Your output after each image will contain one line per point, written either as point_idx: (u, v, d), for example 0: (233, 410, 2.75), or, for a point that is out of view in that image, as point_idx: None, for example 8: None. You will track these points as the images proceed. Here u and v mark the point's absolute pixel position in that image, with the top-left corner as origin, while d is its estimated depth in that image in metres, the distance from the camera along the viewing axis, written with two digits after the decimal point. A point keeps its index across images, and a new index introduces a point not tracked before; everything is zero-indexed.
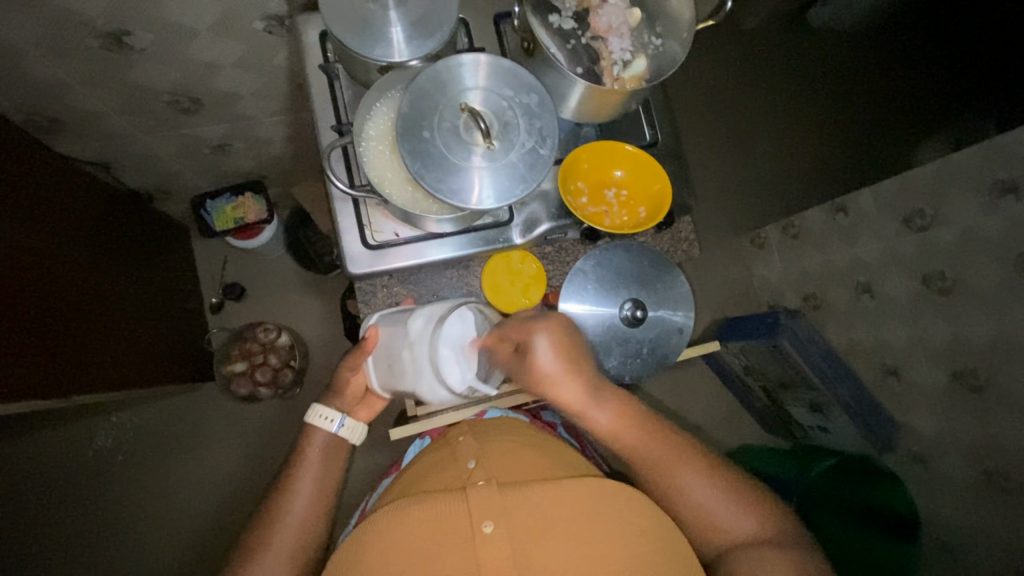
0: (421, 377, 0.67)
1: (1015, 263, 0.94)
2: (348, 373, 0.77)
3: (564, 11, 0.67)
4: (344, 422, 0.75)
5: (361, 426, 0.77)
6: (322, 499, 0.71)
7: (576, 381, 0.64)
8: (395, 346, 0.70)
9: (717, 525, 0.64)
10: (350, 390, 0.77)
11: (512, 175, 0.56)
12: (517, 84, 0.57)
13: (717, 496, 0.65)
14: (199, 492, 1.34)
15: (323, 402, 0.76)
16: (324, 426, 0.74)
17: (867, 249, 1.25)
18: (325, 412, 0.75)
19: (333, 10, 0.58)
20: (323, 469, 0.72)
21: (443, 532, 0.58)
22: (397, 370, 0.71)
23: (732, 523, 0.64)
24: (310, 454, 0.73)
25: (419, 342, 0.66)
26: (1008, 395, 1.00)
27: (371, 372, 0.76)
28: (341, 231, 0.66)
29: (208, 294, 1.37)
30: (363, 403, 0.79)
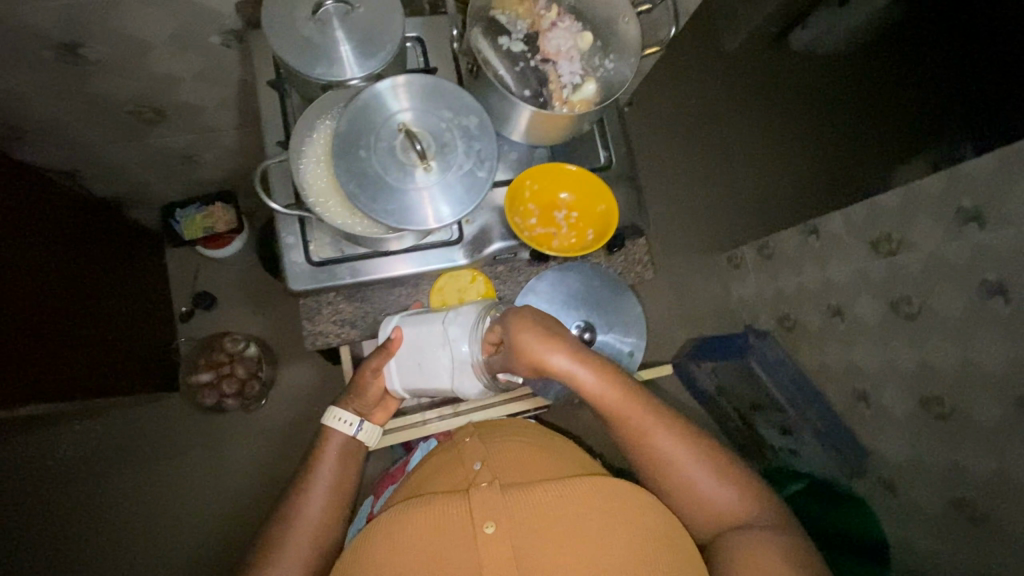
0: (459, 375, 0.68)
1: (979, 289, 0.95)
2: (369, 375, 0.75)
3: (515, 33, 0.68)
4: (363, 425, 0.77)
5: (377, 428, 0.79)
6: (338, 495, 0.73)
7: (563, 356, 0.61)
8: (425, 347, 0.69)
9: (703, 505, 0.66)
10: (371, 394, 0.78)
11: (449, 198, 0.56)
12: (456, 106, 0.58)
13: (700, 467, 0.66)
14: (163, 504, 1.32)
15: (342, 404, 0.77)
16: (343, 430, 0.76)
17: (839, 271, 1.26)
18: (342, 415, 0.76)
19: (275, 26, 0.58)
20: (341, 466, 0.75)
21: (444, 529, 0.58)
22: (427, 370, 0.70)
23: (716, 499, 0.66)
24: (327, 453, 0.75)
25: (457, 342, 0.67)
26: (972, 422, 1.01)
27: (392, 374, 0.74)
28: (285, 249, 0.66)
29: (179, 303, 1.36)
30: (380, 406, 0.80)
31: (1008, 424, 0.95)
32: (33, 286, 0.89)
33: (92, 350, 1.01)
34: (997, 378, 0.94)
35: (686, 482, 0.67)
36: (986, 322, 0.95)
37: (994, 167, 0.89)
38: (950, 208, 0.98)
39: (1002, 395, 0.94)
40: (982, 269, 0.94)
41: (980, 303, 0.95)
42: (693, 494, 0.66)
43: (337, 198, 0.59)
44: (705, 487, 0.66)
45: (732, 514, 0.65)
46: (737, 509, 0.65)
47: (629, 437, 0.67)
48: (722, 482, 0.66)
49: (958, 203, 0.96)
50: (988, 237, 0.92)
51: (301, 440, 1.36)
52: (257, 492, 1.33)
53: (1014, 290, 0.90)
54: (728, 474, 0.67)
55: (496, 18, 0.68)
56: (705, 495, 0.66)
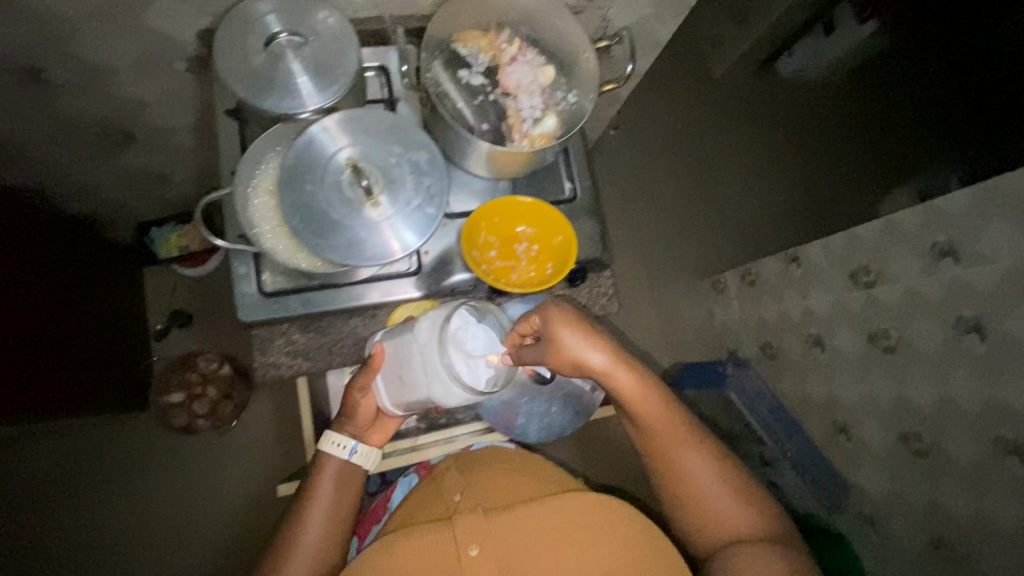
0: (430, 377, 0.64)
1: (955, 326, 0.93)
2: (358, 395, 0.75)
3: (475, 66, 0.67)
4: (357, 448, 0.76)
5: (375, 450, 0.79)
6: (337, 520, 0.74)
7: (599, 359, 0.67)
8: (405, 356, 0.69)
9: (714, 518, 0.73)
10: (360, 416, 0.77)
11: (396, 235, 0.56)
12: (407, 141, 0.57)
13: (712, 480, 0.74)
14: (129, 525, 1.29)
15: (338, 428, 0.77)
16: (338, 453, 0.75)
17: (819, 301, 1.24)
18: (338, 440, 0.76)
19: (227, 58, 0.57)
20: (339, 492, 0.75)
21: (434, 555, 0.68)
22: (410, 382, 0.69)
23: (726, 510, 0.73)
24: (324, 478, 0.75)
25: (425, 343, 0.65)
26: (950, 461, 0.99)
27: (382, 393, 0.74)
28: (236, 279, 0.64)
29: (153, 320, 1.34)
30: (376, 427, 0.80)
31: (985, 465, 0.93)
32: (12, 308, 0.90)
33: (61, 370, 1.00)
34: (975, 417, 0.93)
35: (699, 492, 0.74)
36: (963, 360, 0.93)
37: (969, 205, 0.89)
38: (927, 243, 0.97)
39: (979, 434, 0.93)
40: (958, 306, 0.92)
41: (956, 340, 0.94)
42: (704, 506, 0.73)
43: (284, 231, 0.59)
44: (715, 498, 0.73)
45: (741, 528, 0.72)
46: (746, 520, 0.72)
47: (657, 446, 0.75)
48: (734, 495, 0.73)
49: (934, 239, 0.95)
50: (965, 273, 0.90)
51: (273, 462, 1.34)
52: (226, 513, 1.31)
53: (990, 329, 0.88)
54: (739, 488, 0.74)
55: (457, 51, 0.68)
56: (716, 506, 0.73)
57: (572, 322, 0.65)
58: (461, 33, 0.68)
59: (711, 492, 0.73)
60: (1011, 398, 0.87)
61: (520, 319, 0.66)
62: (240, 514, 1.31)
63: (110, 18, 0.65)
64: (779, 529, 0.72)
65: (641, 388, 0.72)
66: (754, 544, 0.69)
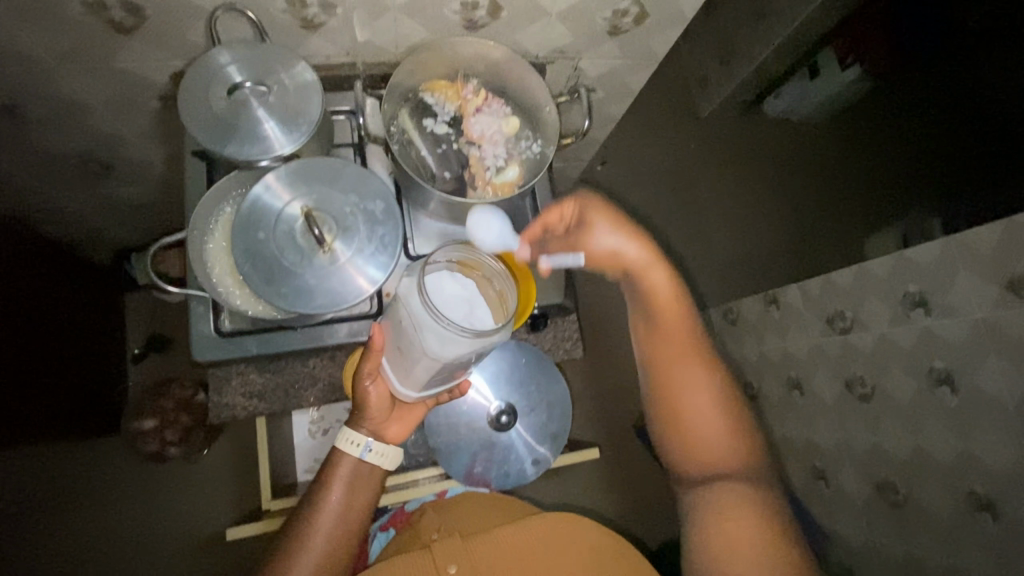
0: (418, 336, 0.54)
1: (928, 378, 0.93)
2: (366, 383, 0.64)
3: (440, 115, 0.69)
4: (372, 447, 0.67)
5: (393, 449, 0.69)
6: (346, 528, 0.67)
7: (633, 253, 0.85)
8: (396, 326, 0.58)
9: (704, 456, 0.83)
10: (374, 404, 0.66)
11: (346, 282, 0.56)
12: (362, 191, 0.58)
13: (716, 412, 0.82)
14: (91, 556, 1.26)
15: (353, 425, 0.67)
16: (351, 453, 0.66)
17: (797, 344, 1.22)
18: (354, 437, 0.67)
19: (190, 105, 0.58)
20: (350, 494, 0.67)
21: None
22: (408, 354, 0.58)
23: (722, 447, 0.82)
24: (336, 482, 0.66)
25: (407, 300, 0.54)
26: (926, 515, 0.97)
27: (392, 377, 0.64)
28: (193, 318, 0.64)
29: (130, 344, 1.31)
30: (395, 418, 0.69)
31: (960, 520, 0.92)
32: (11, 337, 0.92)
33: (48, 397, 1.01)
34: (950, 469, 0.92)
35: (707, 427, 0.83)
36: (936, 412, 0.93)
37: (937, 257, 0.88)
38: (899, 293, 0.96)
39: (954, 488, 0.92)
40: (930, 357, 0.92)
41: (928, 393, 0.93)
42: (698, 442, 0.83)
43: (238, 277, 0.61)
44: (711, 435, 0.82)
45: (727, 466, 0.81)
46: (735, 462, 0.82)
47: (672, 361, 0.86)
48: (732, 437, 0.82)
49: (906, 288, 0.95)
50: (936, 325, 0.90)
51: (242, 491, 1.32)
52: (194, 544, 1.29)
53: (961, 382, 0.88)
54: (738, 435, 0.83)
55: (424, 100, 0.69)
56: (715, 440, 0.82)
57: (613, 223, 0.84)
58: (429, 83, 0.70)
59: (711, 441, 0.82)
60: (984, 454, 0.86)
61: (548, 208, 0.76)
62: (207, 544, 1.29)
63: (85, 59, 0.66)
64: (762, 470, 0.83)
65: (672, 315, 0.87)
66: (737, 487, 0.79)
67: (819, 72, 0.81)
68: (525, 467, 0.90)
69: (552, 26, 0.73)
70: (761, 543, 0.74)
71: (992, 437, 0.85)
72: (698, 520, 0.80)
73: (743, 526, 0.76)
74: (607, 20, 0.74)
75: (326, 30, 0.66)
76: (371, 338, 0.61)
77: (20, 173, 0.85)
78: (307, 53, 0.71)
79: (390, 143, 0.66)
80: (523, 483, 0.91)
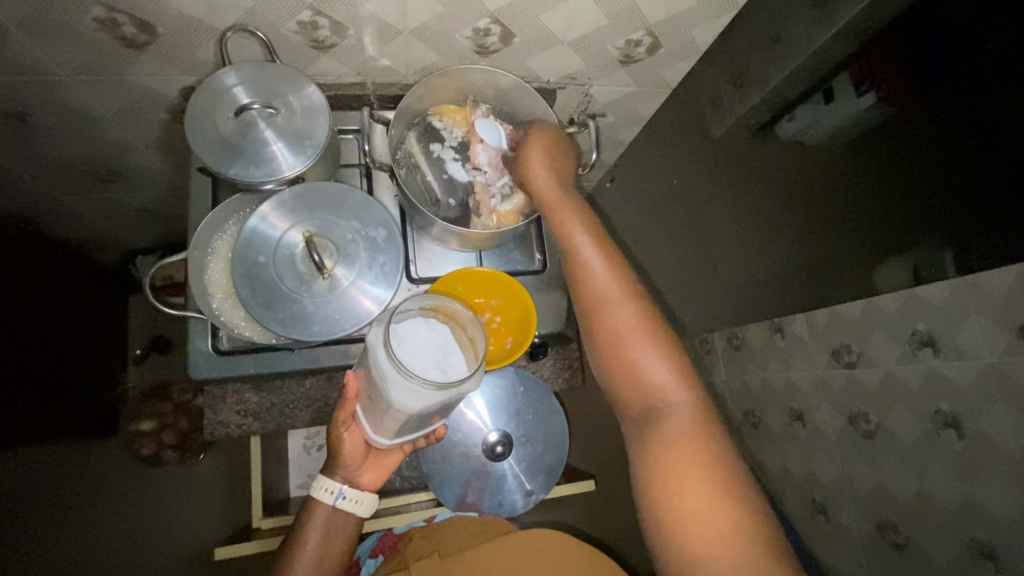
0: (386, 387, 0.53)
1: (933, 420, 0.91)
2: (340, 432, 0.64)
3: (448, 140, 0.69)
4: (347, 493, 0.66)
5: (369, 496, 0.68)
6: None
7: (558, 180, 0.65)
8: (366, 374, 0.58)
9: (645, 389, 0.59)
10: (349, 454, 0.66)
11: (344, 310, 0.56)
12: (365, 217, 0.58)
13: (640, 332, 0.59)
14: (83, 559, 1.25)
15: (328, 472, 0.67)
16: (324, 500, 0.65)
17: (800, 375, 1.20)
18: (327, 484, 0.66)
19: (196, 124, 0.58)
20: (325, 542, 0.65)
21: None
22: (379, 401, 0.58)
23: (659, 382, 0.58)
24: (313, 528, 0.65)
25: (373, 348, 0.53)
26: (928, 560, 0.95)
27: (365, 424, 0.64)
28: (190, 335, 0.64)
29: (132, 345, 1.31)
30: (368, 465, 0.68)
31: (961, 567, 0.90)
32: (10, 339, 0.92)
33: (43, 400, 1.01)
34: (953, 515, 0.90)
35: (639, 367, 0.59)
36: (941, 456, 0.91)
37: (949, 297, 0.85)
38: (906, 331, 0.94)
39: (957, 534, 0.90)
40: (937, 399, 0.90)
41: (933, 434, 0.91)
42: (633, 377, 0.59)
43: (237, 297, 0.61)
44: (650, 367, 0.59)
45: (673, 405, 0.57)
46: (682, 396, 0.58)
47: (579, 273, 0.63)
48: (675, 368, 0.59)
49: (914, 326, 0.92)
50: (944, 367, 0.88)
51: (234, 498, 1.31)
52: (186, 550, 1.28)
53: (968, 427, 0.86)
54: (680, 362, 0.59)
55: (432, 124, 0.69)
56: (651, 379, 0.58)
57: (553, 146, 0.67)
58: (438, 108, 0.70)
59: (652, 371, 0.58)
60: (989, 502, 0.85)
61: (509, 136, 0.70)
62: (200, 550, 1.29)
63: (97, 72, 0.66)
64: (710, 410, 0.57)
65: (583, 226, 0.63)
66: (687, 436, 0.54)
67: (834, 99, 0.70)
68: (517, 499, 0.89)
69: (563, 54, 0.73)
70: (721, 502, 0.50)
71: (998, 485, 0.83)
72: (648, 493, 0.54)
73: (699, 495, 0.51)
74: (619, 49, 0.73)
75: (337, 50, 0.66)
76: (346, 385, 0.60)
77: (28, 177, 0.86)
78: (317, 72, 0.70)
79: (396, 168, 0.66)
80: (514, 515, 0.90)
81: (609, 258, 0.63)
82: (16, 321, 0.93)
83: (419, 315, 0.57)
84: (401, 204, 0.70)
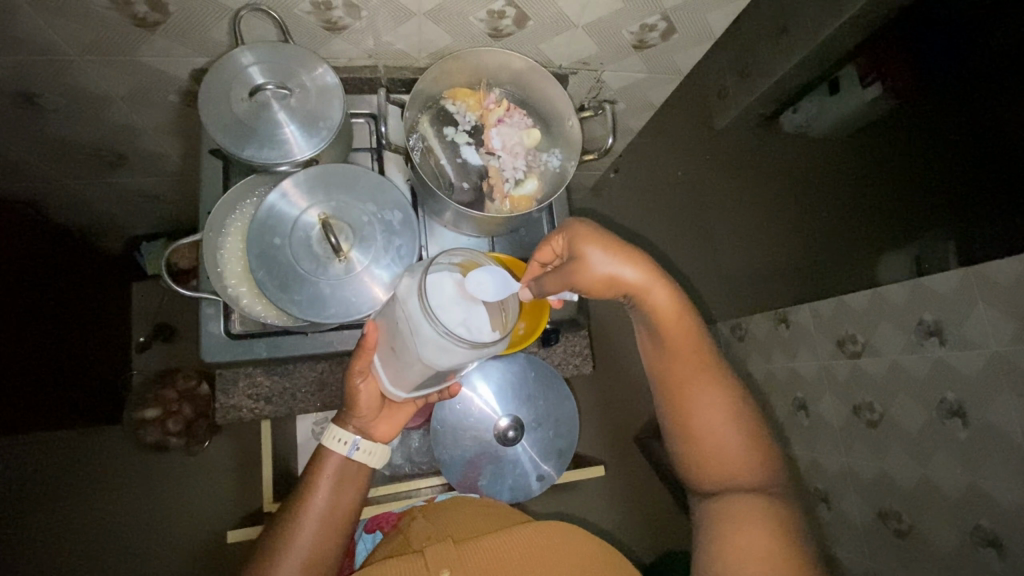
0: (421, 339, 0.52)
1: (938, 409, 0.92)
2: (357, 381, 0.62)
3: (461, 124, 0.69)
4: (360, 445, 0.64)
5: (381, 446, 0.66)
6: (335, 527, 0.62)
7: (633, 273, 0.62)
8: (389, 324, 0.56)
9: (722, 463, 0.65)
10: (365, 404, 0.64)
11: (360, 291, 0.58)
12: (381, 201, 0.59)
13: (723, 418, 0.65)
14: (89, 544, 1.25)
15: (340, 422, 0.65)
16: (338, 451, 0.64)
17: (804, 365, 1.19)
18: (341, 434, 0.64)
19: (208, 104, 0.57)
20: (336, 491, 0.63)
21: None
22: (402, 354, 0.56)
23: (733, 455, 0.65)
24: (322, 479, 0.63)
25: (405, 297, 0.53)
26: (929, 547, 0.96)
27: (383, 375, 0.62)
28: (203, 319, 0.63)
29: (136, 331, 1.30)
30: (385, 416, 0.67)
31: (962, 555, 0.91)
32: (16, 323, 0.91)
33: (47, 385, 1.00)
34: (957, 504, 0.91)
35: (715, 442, 0.65)
36: (945, 445, 0.91)
37: (957, 286, 0.85)
38: (913, 321, 0.94)
39: (960, 522, 0.91)
40: (942, 389, 0.91)
41: (938, 424, 0.92)
42: (710, 447, 0.65)
43: (248, 281, 0.62)
44: (727, 440, 0.65)
45: (742, 476, 0.65)
46: (750, 470, 0.65)
47: (680, 363, 0.67)
48: (746, 443, 0.65)
49: (921, 316, 0.92)
50: (951, 357, 0.88)
51: (236, 485, 1.32)
52: (190, 535, 1.29)
53: (974, 415, 0.86)
54: (760, 441, 0.66)
55: (446, 108, 0.69)
56: (728, 453, 0.65)
57: (599, 240, 0.62)
58: (452, 90, 0.70)
59: (729, 451, 0.65)
60: (992, 490, 0.85)
61: (542, 245, 0.66)
62: (204, 539, 1.29)
63: (107, 53, 0.65)
64: (772, 480, 0.65)
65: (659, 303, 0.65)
66: (752, 496, 0.63)
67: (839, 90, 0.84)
68: (530, 482, 0.91)
69: (577, 38, 0.72)
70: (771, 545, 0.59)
71: (1002, 475, 0.84)
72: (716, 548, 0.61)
73: (762, 543, 0.59)
74: (633, 34, 0.73)
75: (350, 32, 0.65)
76: (365, 335, 0.58)
77: (32, 159, 0.84)
78: (329, 54, 0.70)
79: (410, 152, 0.65)
80: (525, 499, 0.91)
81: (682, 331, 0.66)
82: (20, 305, 0.92)
83: (447, 271, 0.55)
84: (413, 187, 0.70)
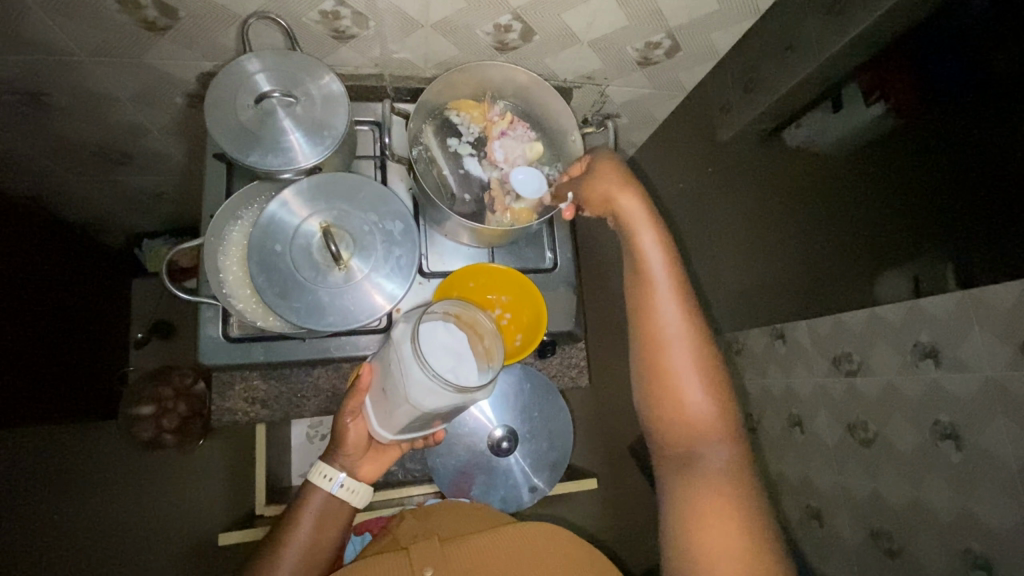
0: (406, 381, 0.53)
1: (932, 431, 0.92)
2: (346, 420, 0.64)
3: (465, 135, 0.69)
4: (345, 482, 0.64)
5: (364, 486, 0.66)
6: (315, 561, 0.62)
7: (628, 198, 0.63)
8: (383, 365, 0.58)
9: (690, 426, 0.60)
10: (352, 442, 0.65)
11: (359, 300, 0.58)
12: (383, 212, 0.61)
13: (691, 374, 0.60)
14: (81, 541, 1.25)
15: (326, 459, 0.65)
16: (321, 487, 0.64)
17: (800, 381, 1.18)
18: (327, 470, 0.64)
19: (214, 111, 0.58)
20: (318, 526, 0.63)
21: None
22: (390, 395, 0.57)
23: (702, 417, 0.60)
24: (305, 516, 0.63)
25: (398, 341, 0.55)
26: (920, 568, 0.96)
27: (370, 417, 0.63)
28: (202, 321, 0.64)
29: (134, 328, 1.30)
30: (369, 458, 0.68)
31: None
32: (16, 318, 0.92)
33: (44, 380, 1.01)
34: (948, 525, 0.91)
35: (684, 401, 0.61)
36: (938, 466, 0.91)
37: (953, 308, 0.85)
38: (908, 341, 0.94)
39: (951, 543, 0.91)
40: (936, 411, 0.91)
41: (931, 445, 0.92)
42: (680, 409, 0.60)
43: (249, 287, 0.63)
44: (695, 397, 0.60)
45: (712, 443, 0.59)
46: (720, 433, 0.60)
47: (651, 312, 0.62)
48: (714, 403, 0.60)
49: (917, 338, 0.92)
50: (945, 379, 0.89)
51: (228, 483, 1.31)
52: (180, 533, 1.28)
53: (967, 438, 0.87)
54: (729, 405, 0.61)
55: (450, 119, 0.70)
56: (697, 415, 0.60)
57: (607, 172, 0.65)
58: (457, 102, 0.70)
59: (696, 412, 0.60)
60: (983, 514, 0.86)
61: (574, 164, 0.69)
62: (194, 537, 1.28)
63: (115, 55, 0.66)
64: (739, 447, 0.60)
65: (652, 243, 0.63)
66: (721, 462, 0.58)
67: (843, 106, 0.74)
68: (522, 493, 0.91)
69: (583, 53, 0.73)
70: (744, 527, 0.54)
71: (994, 500, 0.84)
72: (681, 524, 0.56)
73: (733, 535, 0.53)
74: (638, 51, 0.74)
75: (358, 41, 0.66)
76: (362, 375, 0.62)
77: (38, 156, 0.85)
78: (335, 62, 0.70)
79: (413, 162, 0.66)
80: (518, 511, 0.90)
81: (672, 275, 0.63)
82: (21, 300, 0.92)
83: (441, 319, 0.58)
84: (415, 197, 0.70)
